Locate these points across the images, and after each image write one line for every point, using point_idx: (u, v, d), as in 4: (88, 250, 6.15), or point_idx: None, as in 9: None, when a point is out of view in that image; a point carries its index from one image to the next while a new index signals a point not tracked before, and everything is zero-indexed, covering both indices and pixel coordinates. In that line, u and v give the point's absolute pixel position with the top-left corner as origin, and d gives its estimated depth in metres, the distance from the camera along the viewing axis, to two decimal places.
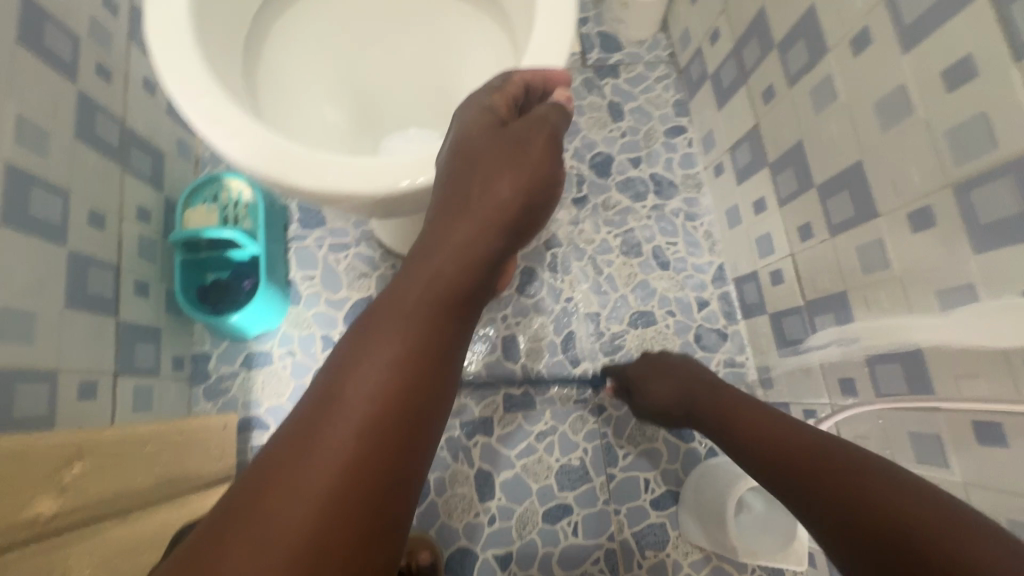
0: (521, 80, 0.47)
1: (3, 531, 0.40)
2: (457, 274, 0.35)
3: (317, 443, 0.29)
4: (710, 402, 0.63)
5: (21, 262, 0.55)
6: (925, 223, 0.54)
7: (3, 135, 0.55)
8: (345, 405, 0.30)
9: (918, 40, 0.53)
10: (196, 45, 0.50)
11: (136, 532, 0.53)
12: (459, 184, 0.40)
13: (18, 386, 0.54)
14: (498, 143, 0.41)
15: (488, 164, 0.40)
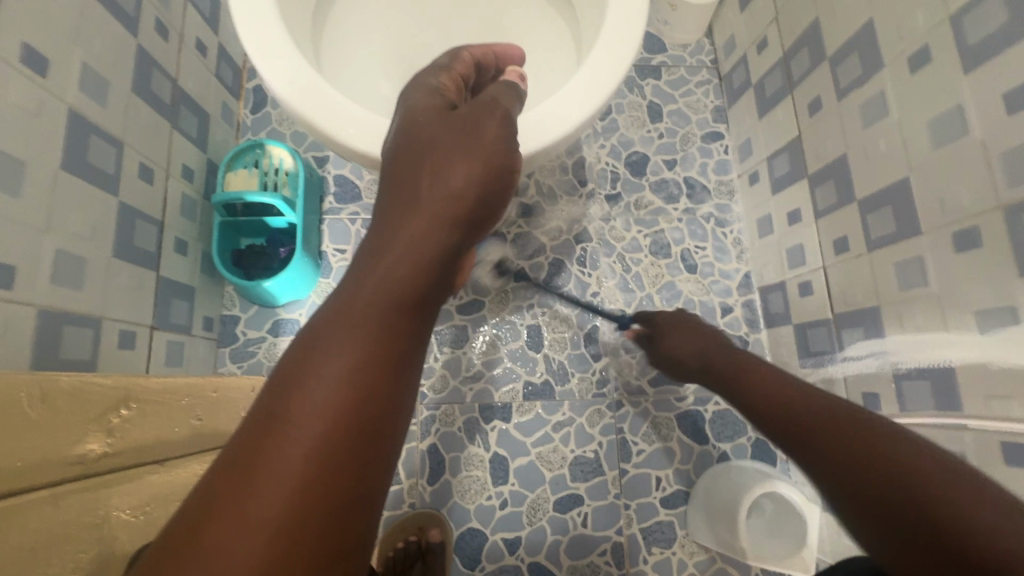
0: (472, 58, 0.44)
1: (55, 464, 0.41)
2: (412, 277, 0.27)
3: (241, 498, 0.21)
4: (726, 364, 0.59)
5: (76, 208, 0.56)
6: (971, 243, 0.55)
7: (69, 80, 0.56)
8: (277, 447, 0.22)
9: (981, 61, 0.53)
10: (274, 5, 0.51)
11: (170, 481, 0.54)
12: (415, 162, 0.32)
13: (65, 328, 0.55)
14: (455, 120, 0.34)
15: (445, 141, 0.32)
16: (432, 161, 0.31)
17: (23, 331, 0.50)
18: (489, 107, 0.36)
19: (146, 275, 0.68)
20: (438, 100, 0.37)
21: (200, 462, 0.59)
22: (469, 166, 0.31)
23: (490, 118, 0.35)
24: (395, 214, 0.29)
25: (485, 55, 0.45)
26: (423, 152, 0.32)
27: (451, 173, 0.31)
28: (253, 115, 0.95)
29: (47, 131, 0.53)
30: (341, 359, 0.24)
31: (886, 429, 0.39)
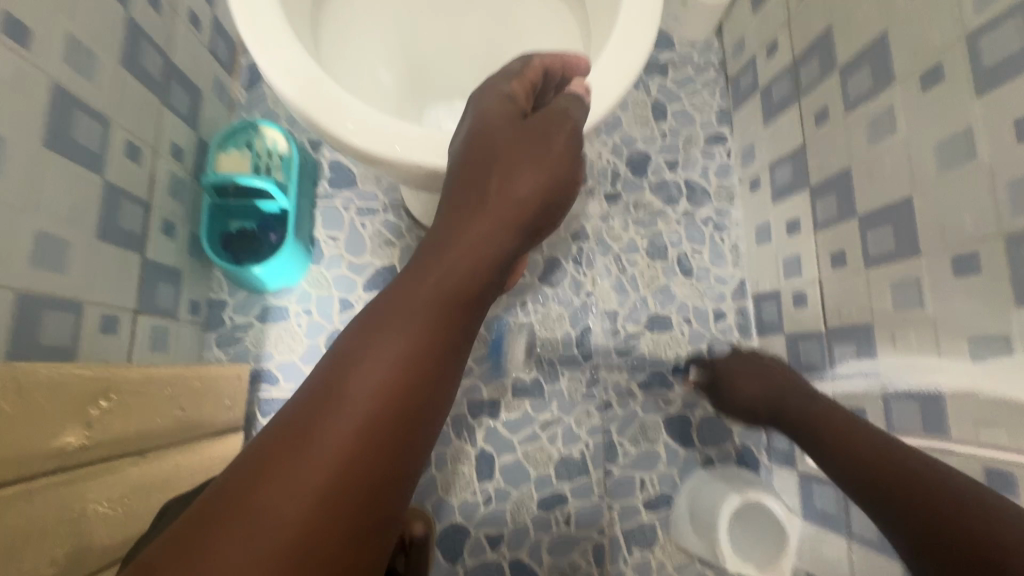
0: (541, 66, 0.43)
1: (33, 458, 0.40)
2: (468, 274, 0.29)
3: (301, 451, 0.23)
4: (800, 414, 0.62)
5: (58, 187, 0.54)
6: (970, 269, 0.54)
7: (54, 53, 0.53)
8: (338, 408, 0.24)
9: (996, 84, 0.52)
10: None
11: (149, 473, 0.53)
12: (478, 171, 0.34)
13: (46, 313, 0.53)
14: (519, 135, 0.36)
15: (509, 154, 0.34)
16: (495, 169, 0.33)
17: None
18: (556, 122, 0.37)
19: (131, 257, 0.66)
20: (507, 107, 0.38)
21: (182, 452, 0.59)
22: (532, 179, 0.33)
23: (557, 133, 0.36)
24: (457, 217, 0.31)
25: (552, 61, 0.44)
26: (488, 160, 0.34)
27: (513, 184, 0.33)
28: (248, 93, 0.92)
29: (29, 105, 0.51)
30: (399, 342, 0.26)
31: (920, 462, 0.48)
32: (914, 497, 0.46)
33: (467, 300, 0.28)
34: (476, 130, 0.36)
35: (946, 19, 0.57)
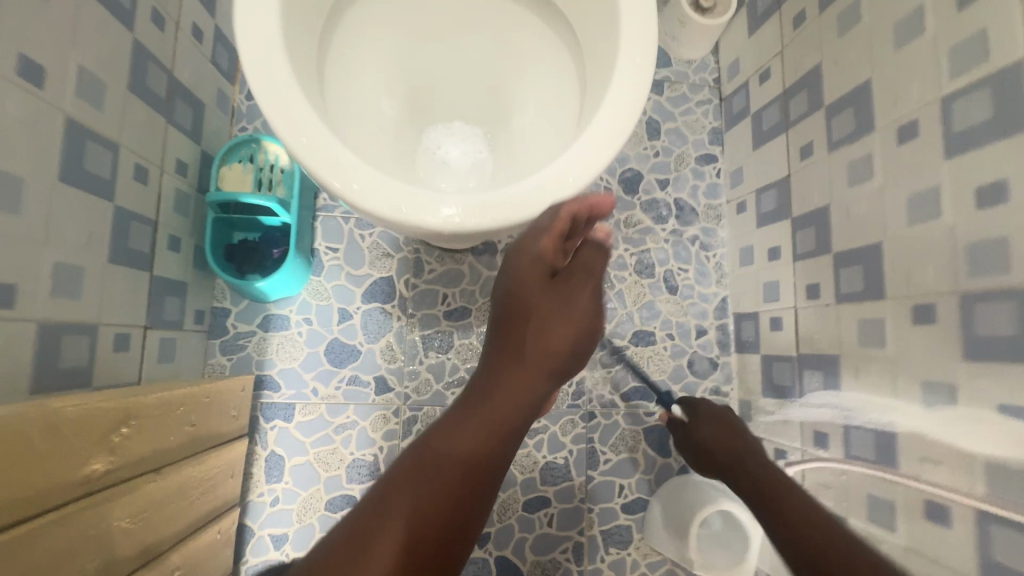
0: (569, 215, 0.44)
1: (63, 488, 0.44)
2: (495, 428, 0.38)
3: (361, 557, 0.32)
4: (727, 439, 0.68)
5: (73, 218, 0.57)
6: (927, 319, 0.59)
7: (67, 88, 0.55)
8: (387, 524, 0.33)
9: (962, 150, 0.56)
10: (282, 44, 0.52)
11: (165, 487, 0.58)
12: (513, 329, 0.42)
13: (65, 339, 0.56)
14: (551, 295, 0.42)
15: (539, 315, 0.41)
16: (529, 328, 0.41)
17: (24, 346, 0.51)
18: (584, 280, 0.43)
19: (141, 275, 0.69)
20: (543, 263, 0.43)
21: (194, 462, 0.64)
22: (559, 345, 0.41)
23: (581, 291, 0.43)
24: (493, 381, 0.40)
25: (579, 210, 0.44)
26: (522, 322, 0.41)
27: (541, 351, 0.40)
28: (248, 101, 0.93)
29: (45, 143, 0.53)
30: (444, 491, 0.35)
31: (800, 493, 0.56)
32: (776, 495, 0.57)
33: (496, 452, 0.38)
34: (512, 285, 0.43)
35: (923, 79, 0.61)
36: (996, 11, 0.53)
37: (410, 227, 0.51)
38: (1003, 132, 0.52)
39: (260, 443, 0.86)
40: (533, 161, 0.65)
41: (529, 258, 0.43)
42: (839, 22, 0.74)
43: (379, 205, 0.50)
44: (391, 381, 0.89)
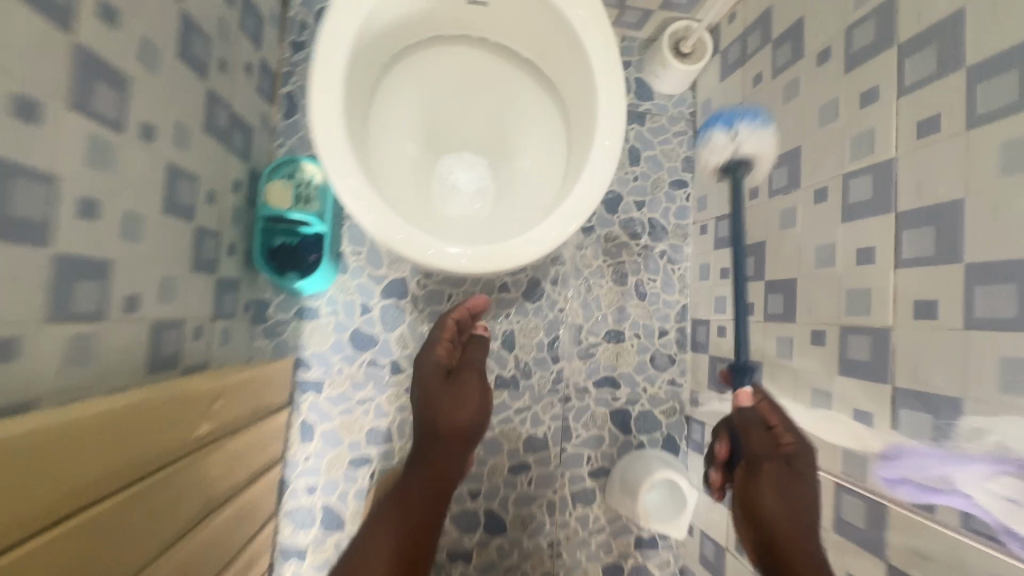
0: (452, 323, 0.87)
1: (188, 444, 0.64)
2: (424, 485, 0.72)
3: (364, 555, 0.65)
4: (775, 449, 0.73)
5: (170, 239, 0.73)
6: (819, 342, 0.78)
7: (168, 140, 0.71)
8: (373, 545, 0.66)
9: (851, 217, 0.74)
10: (342, 119, 0.66)
11: (241, 443, 0.77)
12: (428, 423, 0.74)
13: (164, 333, 0.74)
14: (451, 390, 0.76)
15: (445, 407, 0.74)
16: (440, 417, 0.74)
17: (143, 339, 0.69)
18: (468, 371, 0.79)
19: (209, 277, 0.85)
20: (442, 368, 0.80)
21: (258, 425, 0.83)
22: (466, 412, 0.74)
23: (472, 381, 0.78)
24: (422, 441, 0.75)
25: (461, 315, 0.88)
26: (436, 404, 0.75)
27: (450, 415, 0.74)
28: (286, 120, 1.09)
29: (156, 185, 0.69)
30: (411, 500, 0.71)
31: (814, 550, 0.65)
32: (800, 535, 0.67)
33: (435, 479, 0.72)
34: (422, 394, 0.77)
35: (834, 155, 0.77)
36: (882, 116, 0.69)
37: (433, 264, 0.67)
38: (877, 209, 0.69)
39: (295, 411, 1.05)
40: (531, 200, 0.81)
41: (431, 362, 0.80)
42: (784, 90, 0.90)
43: (411, 250, 0.67)
44: (403, 363, 1.08)
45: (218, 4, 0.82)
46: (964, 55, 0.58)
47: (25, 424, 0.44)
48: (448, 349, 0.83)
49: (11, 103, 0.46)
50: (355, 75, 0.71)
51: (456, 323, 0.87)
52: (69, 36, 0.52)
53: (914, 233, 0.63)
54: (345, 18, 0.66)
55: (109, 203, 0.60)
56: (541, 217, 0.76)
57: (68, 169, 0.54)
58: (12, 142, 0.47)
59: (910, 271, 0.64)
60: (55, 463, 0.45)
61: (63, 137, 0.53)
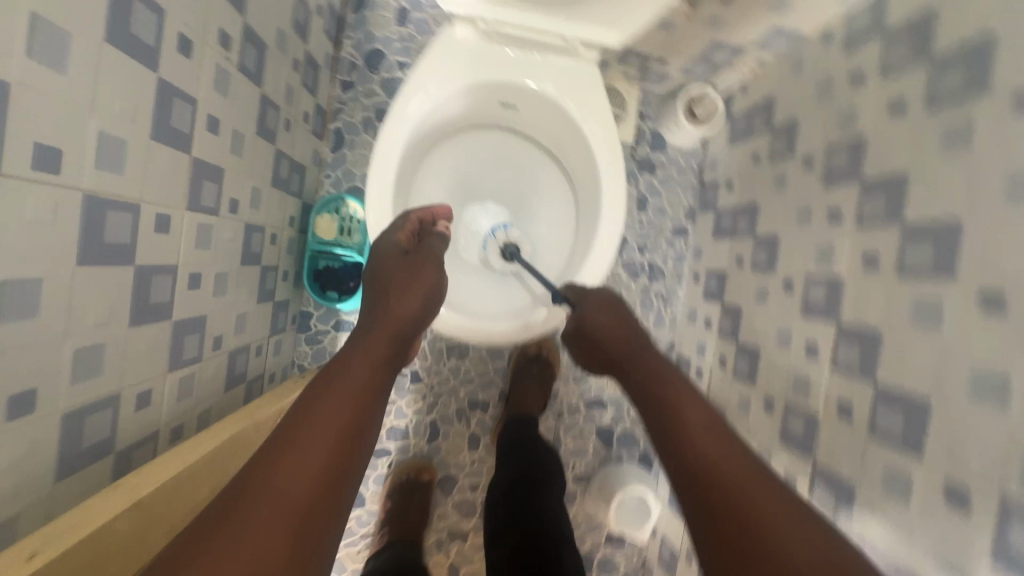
0: (416, 219, 0.79)
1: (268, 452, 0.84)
2: (385, 342, 0.60)
3: (298, 448, 0.46)
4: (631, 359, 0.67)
5: (244, 283, 0.91)
6: (769, 408, 0.94)
7: (247, 206, 0.87)
8: (308, 434, 0.48)
9: (806, 313, 0.88)
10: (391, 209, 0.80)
11: None
12: (376, 299, 0.65)
13: (237, 356, 0.92)
14: (404, 272, 0.69)
15: (399, 286, 0.67)
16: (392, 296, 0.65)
17: (224, 365, 0.87)
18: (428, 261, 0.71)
19: (268, 304, 1.03)
20: (397, 255, 0.71)
21: None
22: (405, 309, 0.64)
23: (432, 262, 0.71)
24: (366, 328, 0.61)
25: (423, 216, 0.81)
26: (392, 285, 0.67)
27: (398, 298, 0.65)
28: (333, 154, 1.23)
29: (237, 244, 0.86)
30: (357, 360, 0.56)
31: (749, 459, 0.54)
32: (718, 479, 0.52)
33: (369, 393, 0.54)
34: (377, 273, 0.69)
35: (803, 256, 0.90)
36: (841, 238, 0.82)
37: (458, 331, 0.82)
38: (826, 316, 0.83)
39: None
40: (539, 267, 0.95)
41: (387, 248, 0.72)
42: (775, 179, 1.02)
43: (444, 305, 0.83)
44: (422, 374, 1.27)
45: (287, 74, 0.96)
46: (904, 214, 0.71)
47: (189, 459, 0.63)
48: (406, 238, 0.76)
49: (154, 223, 0.62)
50: (405, 164, 0.84)
51: (419, 222, 0.80)
52: (188, 156, 0.67)
53: (848, 347, 0.78)
54: (402, 123, 0.79)
55: (206, 271, 0.77)
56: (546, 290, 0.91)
57: (186, 256, 0.71)
58: (154, 252, 0.63)
59: (839, 374, 0.79)
60: (205, 481, 0.65)
61: (182, 235, 0.69)
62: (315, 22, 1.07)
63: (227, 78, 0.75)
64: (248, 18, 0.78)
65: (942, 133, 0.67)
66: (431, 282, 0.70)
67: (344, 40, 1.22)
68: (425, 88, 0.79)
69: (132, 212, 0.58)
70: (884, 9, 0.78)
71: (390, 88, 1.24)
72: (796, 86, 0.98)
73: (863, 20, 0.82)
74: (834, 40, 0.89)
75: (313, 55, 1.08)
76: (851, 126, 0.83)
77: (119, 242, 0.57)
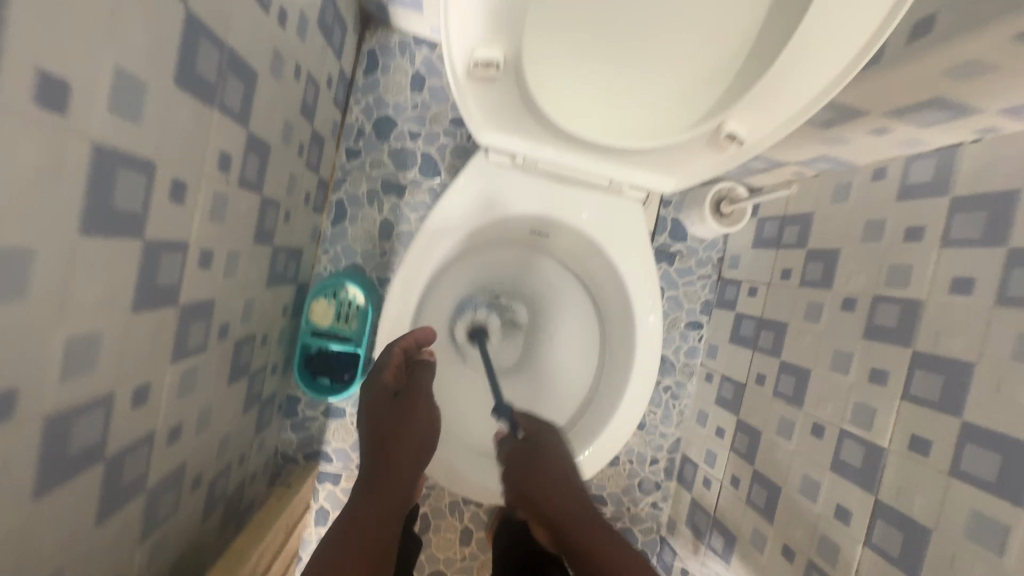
0: (399, 354, 0.71)
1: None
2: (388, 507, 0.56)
3: None
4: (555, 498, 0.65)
5: (227, 401, 0.81)
6: (788, 557, 0.88)
7: (237, 322, 0.77)
8: None
9: (837, 471, 0.83)
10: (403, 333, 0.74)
11: (282, 560, 0.96)
12: (374, 449, 0.62)
13: (218, 480, 0.82)
14: (393, 415, 0.65)
15: (392, 432, 0.64)
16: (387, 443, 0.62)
17: (203, 498, 0.78)
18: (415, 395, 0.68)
19: (255, 407, 0.94)
20: (385, 388, 0.68)
21: (291, 532, 1.01)
22: (405, 463, 0.62)
23: (420, 394, 0.68)
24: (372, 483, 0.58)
25: (407, 344, 0.71)
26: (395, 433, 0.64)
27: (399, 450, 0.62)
28: (333, 228, 1.13)
29: (222, 367, 0.76)
30: (366, 513, 0.54)
31: None
32: None
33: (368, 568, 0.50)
34: (370, 423, 0.65)
35: (837, 406, 0.85)
36: (884, 404, 0.77)
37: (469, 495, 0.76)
38: (861, 482, 0.78)
39: (314, 498, 1.15)
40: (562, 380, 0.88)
41: (377, 391, 0.68)
42: (809, 306, 0.96)
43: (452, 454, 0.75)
44: None
45: (290, 165, 0.86)
46: (963, 409, 0.66)
47: None
48: (394, 373, 0.70)
49: (130, 401, 0.53)
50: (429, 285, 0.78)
51: (404, 353, 0.71)
52: (175, 307, 0.58)
53: (886, 529, 0.73)
54: (431, 251, 0.73)
55: (187, 416, 0.67)
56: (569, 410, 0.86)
57: (166, 414, 0.61)
58: (127, 432, 0.54)
59: (873, 554, 0.74)
60: None
61: (164, 395, 0.59)
62: (324, 96, 0.97)
63: (225, 201, 0.65)
64: (252, 129, 0.68)
65: (1016, 337, 0.62)
66: (429, 419, 0.67)
67: (353, 105, 1.12)
68: (457, 219, 0.74)
69: (103, 407, 0.49)
70: (951, 169, 0.73)
71: (399, 159, 1.14)
72: (839, 213, 0.92)
73: (925, 171, 0.76)
74: (888, 179, 0.83)
75: (319, 131, 0.98)
76: (904, 285, 0.77)
77: (86, 445, 0.47)
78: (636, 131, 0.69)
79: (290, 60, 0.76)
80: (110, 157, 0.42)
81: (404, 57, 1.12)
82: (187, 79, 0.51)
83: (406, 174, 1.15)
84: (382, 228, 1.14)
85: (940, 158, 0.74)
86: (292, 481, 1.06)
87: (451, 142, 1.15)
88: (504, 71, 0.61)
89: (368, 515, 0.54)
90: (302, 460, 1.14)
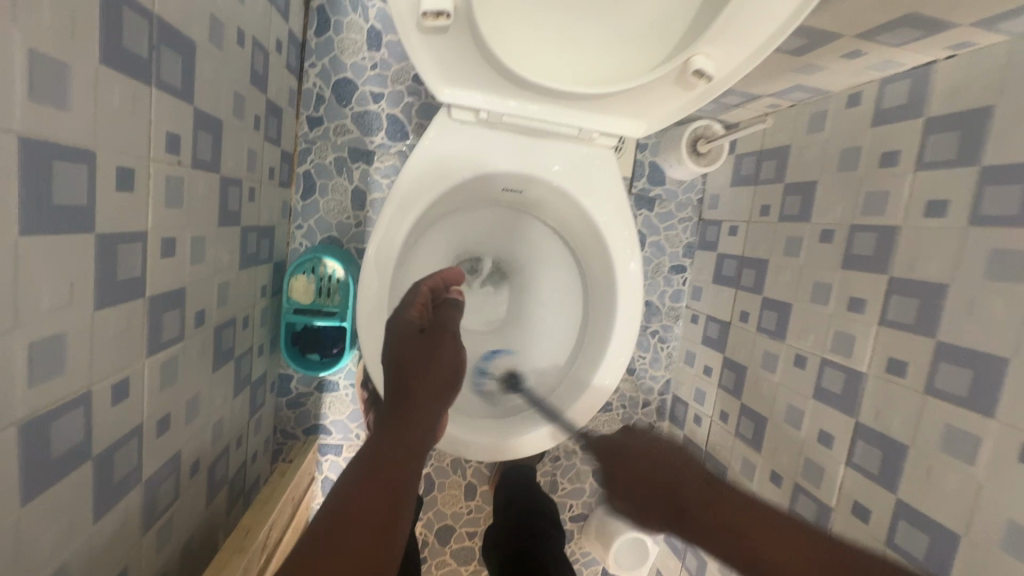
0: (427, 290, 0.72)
1: (268, 562, 0.84)
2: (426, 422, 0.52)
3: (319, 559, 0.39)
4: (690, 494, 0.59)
5: (215, 387, 0.80)
6: (776, 482, 0.92)
7: (215, 307, 0.76)
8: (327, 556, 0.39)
9: (819, 399, 0.85)
10: (381, 298, 0.71)
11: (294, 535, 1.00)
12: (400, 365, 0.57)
13: (218, 462, 0.84)
14: (420, 343, 0.60)
15: (420, 354, 0.58)
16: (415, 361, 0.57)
17: (205, 481, 0.79)
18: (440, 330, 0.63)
19: (246, 390, 0.94)
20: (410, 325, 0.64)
21: (299, 507, 1.04)
22: (438, 380, 0.56)
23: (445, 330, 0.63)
24: (396, 403, 0.52)
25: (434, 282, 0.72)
26: (421, 359, 0.58)
27: (424, 372, 0.56)
28: (303, 201, 1.10)
29: (203, 353, 0.74)
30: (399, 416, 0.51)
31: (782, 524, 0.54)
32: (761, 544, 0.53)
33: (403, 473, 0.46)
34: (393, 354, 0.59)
35: (817, 336, 0.87)
36: (863, 331, 0.78)
37: (466, 456, 0.76)
38: (842, 406, 0.81)
39: (318, 469, 1.17)
40: (556, 320, 0.90)
41: (401, 328, 0.63)
42: (788, 241, 0.96)
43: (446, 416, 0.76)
44: None
45: (248, 139, 0.83)
46: (937, 329, 0.68)
47: None
48: (420, 312, 0.66)
49: (110, 397, 0.52)
50: (404, 251, 0.77)
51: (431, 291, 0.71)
52: (143, 299, 0.56)
53: (866, 448, 0.76)
54: (401, 217, 0.71)
55: (175, 406, 0.67)
56: (567, 343, 0.88)
57: (152, 406, 0.61)
58: (113, 428, 0.54)
59: (855, 473, 0.78)
60: None
61: (145, 388, 0.59)
62: (276, 62, 0.92)
63: (181, 185, 0.62)
64: (199, 103, 0.64)
65: (988, 256, 0.62)
66: (454, 354, 0.60)
67: (308, 69, 1.06)
68: (424, 183, 0.72)
69: (82, 406, 0.48)
70: (925, 89, 0.71)
71: (364, 123, 1.10)
72: (815, 144, 0.91)
73: (899, 93, 0.75)
74: (863, 105, 0.81)
75: (275, 101, 0.93)
76: (880, 212, 0.77)
77: (68, 447, 0.47)
78: (595, 78, 0.67)
79: (230, 25, 0.71)
80: (38, 149, 0.39)
81: (356, 13, 1.06)
82: (115, 56, 0.47)
83: (372, 138, 1.10)
84: (354, 198, 1.11)
85: (914, 78, 0.73)
86: (293, 456, 1.09)
87: (417, 101, 1.11)
88: (456, 19, 0.59)
89: (393, 433, 0.49)
90: (301, 435, 1.16)
